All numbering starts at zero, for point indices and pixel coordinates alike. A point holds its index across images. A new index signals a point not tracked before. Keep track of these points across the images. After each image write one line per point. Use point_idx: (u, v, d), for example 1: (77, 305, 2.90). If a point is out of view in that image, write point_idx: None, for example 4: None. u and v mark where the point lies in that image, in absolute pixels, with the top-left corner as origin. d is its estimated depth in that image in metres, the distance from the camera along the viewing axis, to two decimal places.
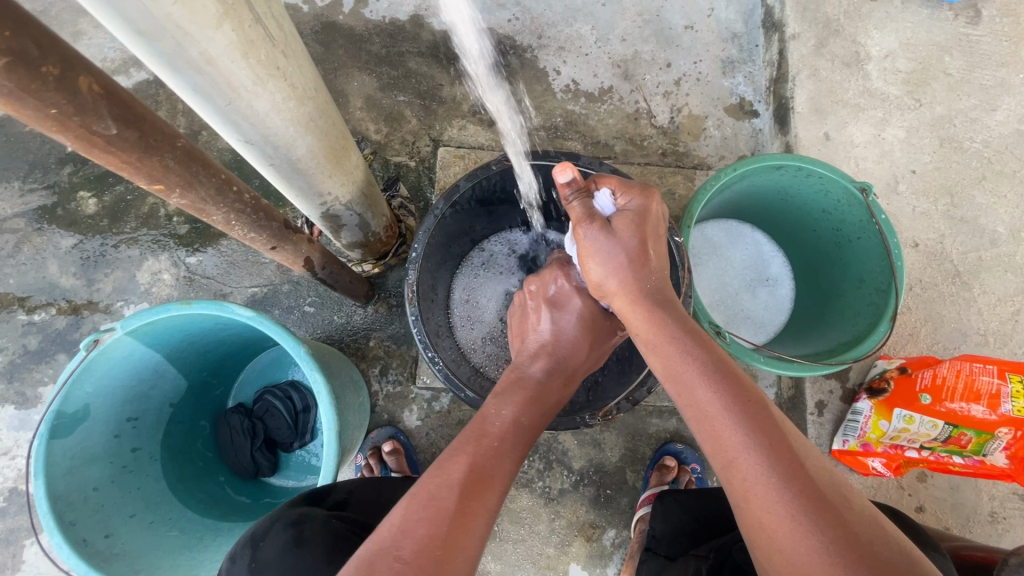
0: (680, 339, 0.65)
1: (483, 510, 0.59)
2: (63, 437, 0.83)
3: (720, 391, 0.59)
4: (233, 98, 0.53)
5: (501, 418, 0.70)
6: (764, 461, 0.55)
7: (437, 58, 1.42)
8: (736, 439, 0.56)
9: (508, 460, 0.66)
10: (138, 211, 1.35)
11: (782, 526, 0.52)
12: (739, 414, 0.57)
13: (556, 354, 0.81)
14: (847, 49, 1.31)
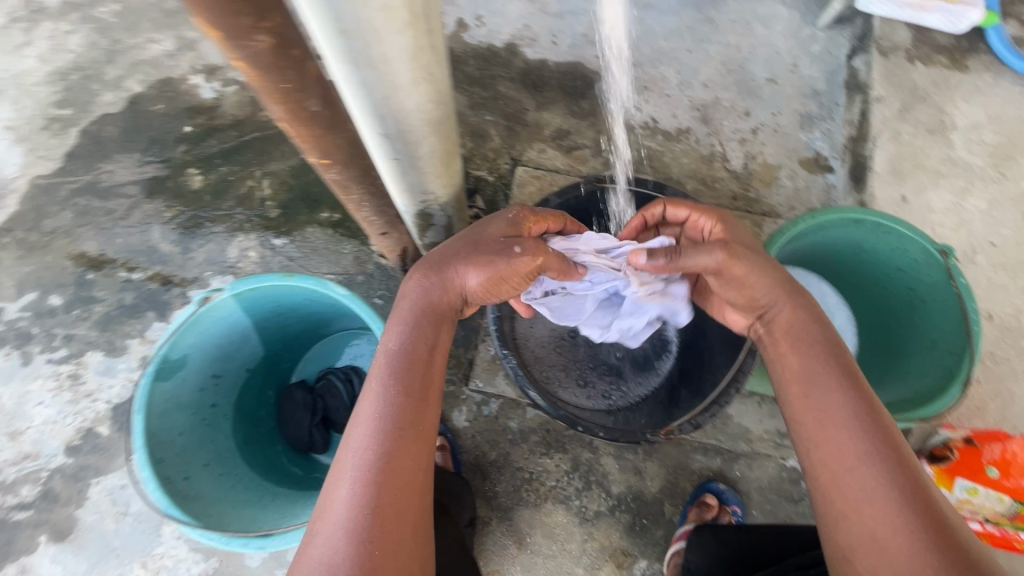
0: (824, 356, 0.72)
1: (376, 451, 0.63)
2: (164, 381, 0.91)
3: (849, 407, 0.66)
4: (393, 96, 0.60)
5: (379, 353, 0.72)
6: (889, 480, 0.61)
7: (525, 84, 1.51)
8: (863, 457, 0.63)
9: (395, 399, 0.67)
10: (237, 191, 1.46)
11: (892, 533, 0.57)
12: (867, 431, 0.64)
13: (440, 278, 0.76)
14: (932, 117, 1.33)
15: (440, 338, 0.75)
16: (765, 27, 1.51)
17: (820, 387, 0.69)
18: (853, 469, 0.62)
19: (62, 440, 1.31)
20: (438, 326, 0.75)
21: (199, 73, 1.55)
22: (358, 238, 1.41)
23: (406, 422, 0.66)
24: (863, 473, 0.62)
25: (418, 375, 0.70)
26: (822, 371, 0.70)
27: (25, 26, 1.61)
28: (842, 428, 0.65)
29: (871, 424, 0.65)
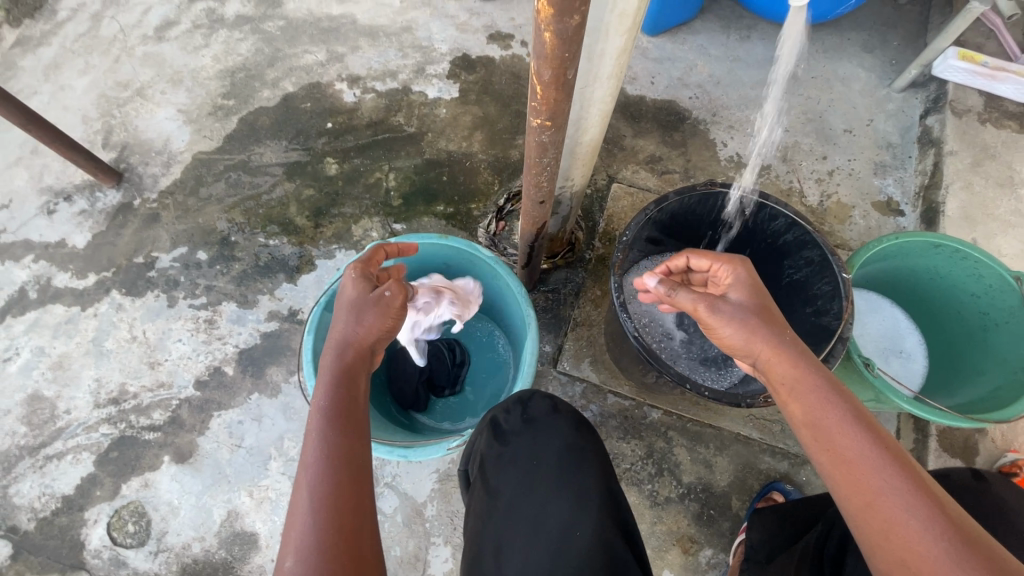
0: (822, 390, 0.74)
1: (325, 488, 0.66)
2: (329, 312, 1.09)
3: (863, 443, 0.67)
4: (591, 84, 0.77)
5: (312, 411, 0.73)
6: (921, 510, 0.61)
7: (624, 114, 1.71)
8: (895, 495, 0.63)
9: (335, 441, 0.70)
10: (365, 180, 1.69)
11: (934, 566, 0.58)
12: (885, 466, 0.65)
13: (337, 340, 0.82)
14: (1002, 173, 1.46)
15: (360, 389, 0.78)
16: (844, 85, 1.69)
17: (834, 422, 0.70)
18: (889, 508, 0.63)
19: (193, 374, 1.49)
20: (356, 381, 0.79)
21: (344, 81, 1.83)
22: (466, 229, 1.60)
23: (344, 460, 0.69)
24: (898, 508, 0.62)
25: (352, 417, 0.74)
26: (832, 408, 0.71)
27: (206, 32, 1.94)
28: (862, 464, 0.66)
29: (893, 456, 0.66)
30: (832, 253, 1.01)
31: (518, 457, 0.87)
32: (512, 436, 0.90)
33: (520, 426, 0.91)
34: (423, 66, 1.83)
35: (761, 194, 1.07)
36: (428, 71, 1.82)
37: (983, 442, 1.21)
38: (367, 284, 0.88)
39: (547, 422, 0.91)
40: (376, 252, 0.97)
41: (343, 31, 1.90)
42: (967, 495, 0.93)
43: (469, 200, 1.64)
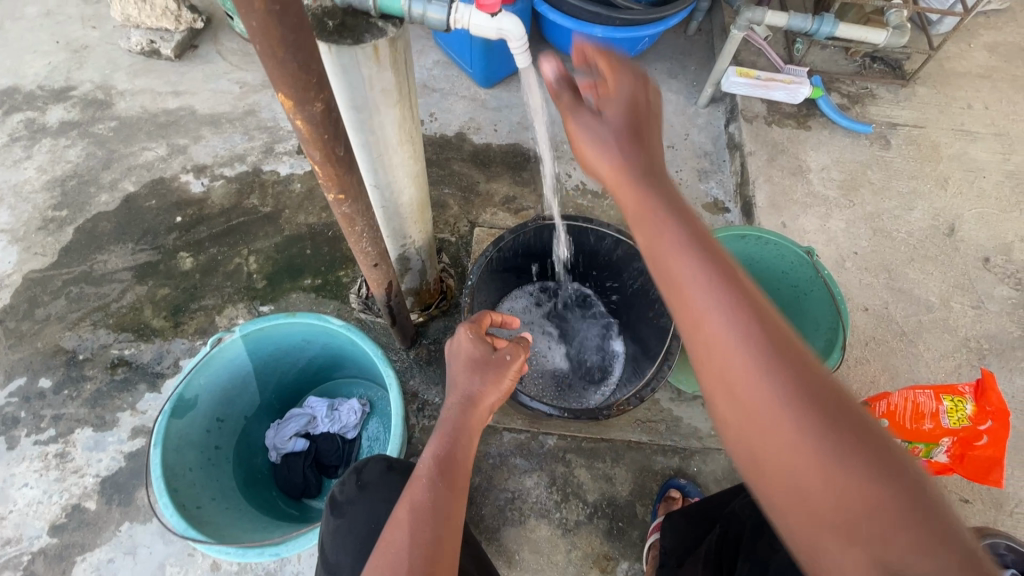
0: (671, 219, 0.63)
1: (427, 536, 0.68)
2: (177, 418, 1.03)
3: (719, 295, 0.57)
4: (383, 153, 0.83)
5: (425, 458, 0.76)
6: (774, 373, 0.52)
7: (475, 162, 1.82)
8: (731, 331, 0.55)
9: (445, 493, 0.72)
10: (225, 268, 1.64)
11: (785, 428, 0.51)
12: (741, 321, 0.55)
13: (460, 394, 0.84)
14: (792, 164, 1.71)
15: (470, 450, 0.80)
16: None
17: (677, 257, 0.60)
18: (726, 356, 0.55)
19: (46, 520, 1.31)
20: (471, 438, 0.81)
21: (189, 172, 1.78)
22: (339, 298, 1.59)
23: (447, 514, 0.71)
24: (739, 352, 0.54)
25: (459, 476, 0.76)
26: (684, 246, 0.61)
27: (26, 143, 1.82)
28: (722, 316, 0.56)
29: (739, 294, 0.56)
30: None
31: (355, 523, 0.87)
32: (347, 505, 0.89)
33: (355, 493, 0.90)
34: (271, 145, 1.83)
35: (584, 220, 1.17)
36: (277, 149, 1.83)
37: None
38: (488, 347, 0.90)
39: (381, 486, 0.90)
40: (492, 315, 0.97)
41: (181, 123, 1.87)
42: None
43: (337, 268, 1.64)
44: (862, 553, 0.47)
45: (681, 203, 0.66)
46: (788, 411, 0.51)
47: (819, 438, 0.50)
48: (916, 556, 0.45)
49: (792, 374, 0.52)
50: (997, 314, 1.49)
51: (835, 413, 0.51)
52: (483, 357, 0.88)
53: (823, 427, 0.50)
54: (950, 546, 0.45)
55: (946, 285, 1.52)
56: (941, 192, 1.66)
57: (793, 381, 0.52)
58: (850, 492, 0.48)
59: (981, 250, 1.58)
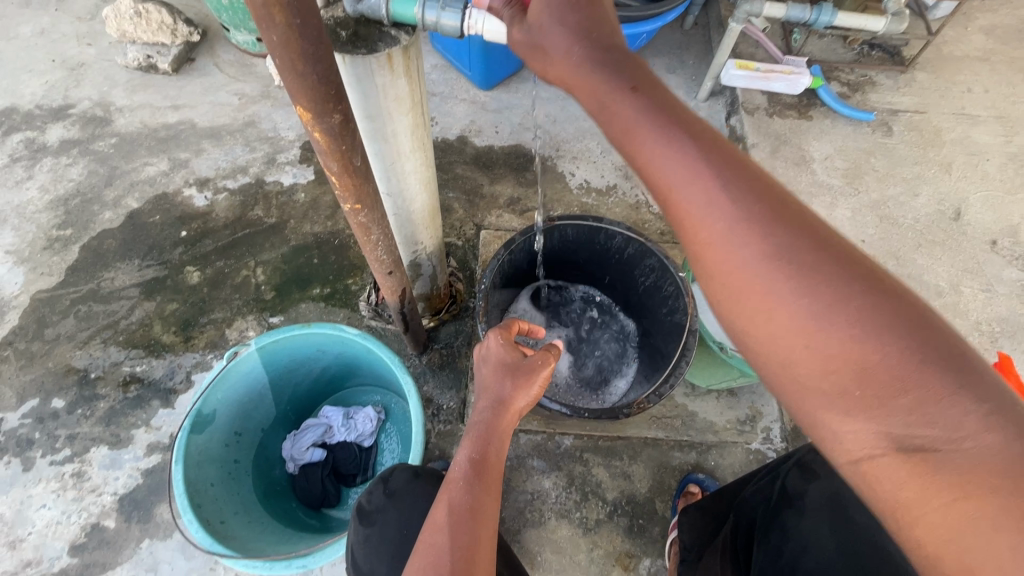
0: (625, 93, 0.58)
1: (465, 538, 0.67)
2: (197, 433, 1.02)
3: (692, 170, 0.55)
4: (396, 160, 0.83)
5: (459, 460, 0.76)
6: (748, 238, 0.52)
7: (478, 165, 1.83)
8: (701, 204, 0.54)
9: (481, 494, 0.72)
10: (233, 281, 1.64)
11: (766, 290, 0.51)
12: (713, 191, 0.54)
13: (491, 397, 0.82)
14: (795, 154, 1.72)
15: (502, 451, 0.79)
16: None
17: (650, 147, 0.56)
18: (708, 235, 0.54)
19: (66, 540, 1.31)
20: (502, 440, 0.80)
21: (192, 186, 1.78)
22: (348, 305, 1.59)
23: (483, 515, 0.70)
24: (729, 233, 0.53)
25: (493, 479, 0.75)
26: (646, 122, 0.57)
27: (27, 163, 1.82)
28: (696, 192, 0.54)
29: (706, 161, 0.55)
30: (665, 257, 1.13)
31: (386, 531, 0.87)
32: (376, 514, 0.89)
33: (383, 502, 0.89)
34: (274, 156, 1.83)
35: (595, 219, 1.17)
36: (279, 159, 1.82)
37: None
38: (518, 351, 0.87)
39: (409, 494, 0.90)
40: (519, 322, 0.95)
41: (181, 137, 1.87)
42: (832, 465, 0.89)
43: (345, 276, 1.64)
44: (877, 417, 0.46)
45: (640, 79, 0.59)
46: (783, 282, 0.50)
47: (820, 304, 0.49)
48: (931, 408, 0.44)
49: (785, 243, 0.51)
50: (1007, 296, 1.49)
51: (834, 274, 0.49)
52: (513, 359, 0.85)
53: (822, 293, 0.49)
54: (968, 391, 0.43)
55: (955, 270, 1.52)
56: (946, 177, 1.67)
57: (788, 254, 0.51)
58: (853, 352, 0.47)
59: (988, 233, 1.58)
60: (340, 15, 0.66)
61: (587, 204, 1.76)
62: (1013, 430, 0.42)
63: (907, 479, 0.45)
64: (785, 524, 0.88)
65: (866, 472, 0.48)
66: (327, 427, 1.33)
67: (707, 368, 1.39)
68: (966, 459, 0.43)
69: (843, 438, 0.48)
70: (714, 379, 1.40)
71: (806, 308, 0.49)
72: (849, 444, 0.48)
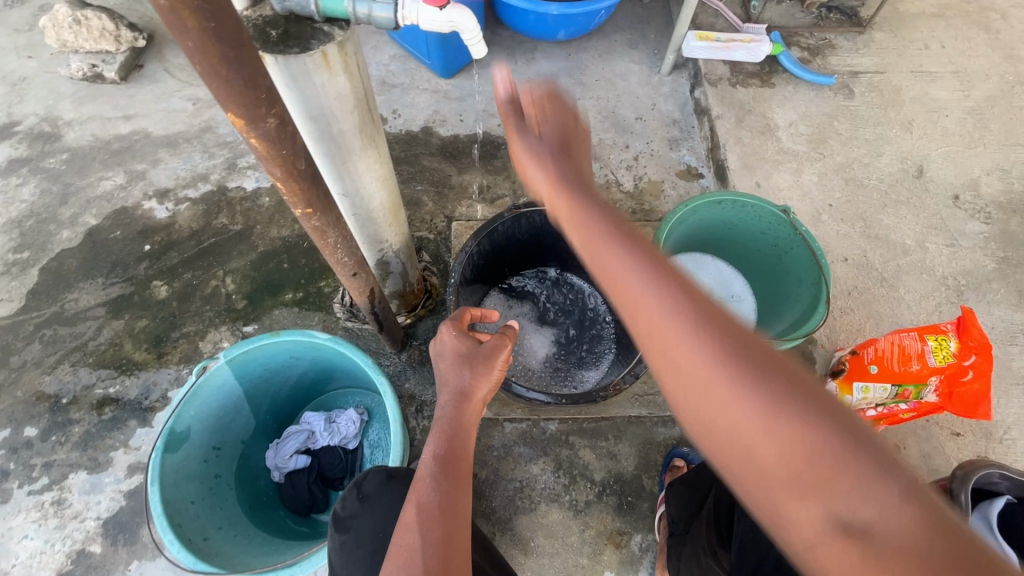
0: (587, 215, 0.69)
1: (437, 536, 0.70)
2: (171, 452, 1.01)
3: (634, 273, 0.60)
4: (347, 160, 0.81)
5: (426, 457, 0.79)
6: (688, 333, 0.54)
7: (445, 156, 1.80)
8: (648, 300, 0.57)
9: (449, 489, 0.75)
10: (203, 292, 1.60)
11: (706, 382, 0.52)
12: (654, 290, 0.57)
13: (453, 391, 0.87)
14: (760, 123, 1.72)
15: (468, 443, 0.84)
16: (624, 81, 1.91)
17: (606, 255, 0.64)
18: (655, 327, 0.56)
19: (52, 569, 1.29)
20: (466, 432, 0.84)
21: (152, 198, 1.73)
22: (323, 308, 1.57)
23: (453, 509, 0.74)
24: (668, 329, 0.55)
25: (460, 472, 0.79)
26: (600, 236, 0.66)
27: None
28: (639, 293, 0.58)
29: (646, 267, 0.60)
30: None
31: (361, 536, 0.86)
32: (350, 520, 0.88)
33: (357, 507, 0.89)
34: (234, 160, 1.78)
35: None
36: (240, 164, 1.78)
37: (817, 350, 1.41)
38: (474, 342, 0.93)
39: (382, 498, 0.89)
40: (471, 311, 1.01)
41: (135, 147, 1.81)
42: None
43: (317, 279, 1.61)
44: (814, 502, 0.47)
45: (597, 203, 0.71)
46: (720, 377, 0.51)
47: (765, 400, 0.49)
48: (858, 493, 0.45)
49: (718, 337, 0.53)
50: (971, 249, 1.52)
51: (763, 370, 0.51)
52: (471, 350, 0.91)
53: (769, 387, 0.49)
54: (886, 477, 0.45)
55: (920, 227, 1.55)
56: (907, 135, 1.68)
57: (722, 347, 0.52)
58: (798, 446, 0.47)
59: (950, 189, 1.60)
60: (267, 13, 0.64)
61: None
62: (925, 515, 0.43)
63: (847, 565, 0.45)
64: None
65: (820, 557, 0.47)
66: (309, 432, 1.31)
67: None
68: (894, 544, 0.43)
69: (795, 522, 0.48)
70: None
71: (754, 405, 0.49)
72: (798, 528, 0.48)
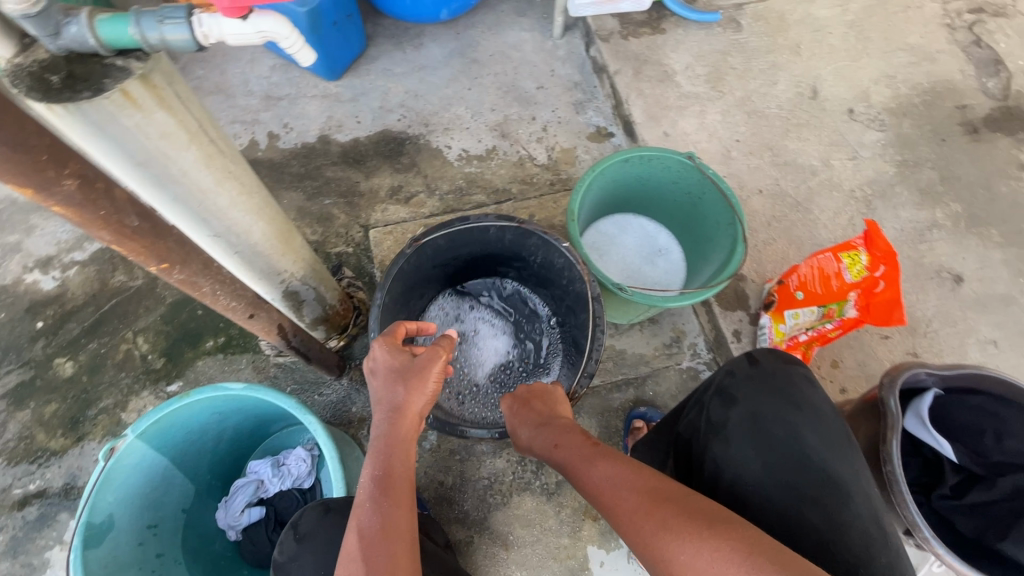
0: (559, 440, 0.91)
1: (383, 560, 0.66)
2: (95, 547, 0.93)
3: (599, 474, 0.79)
4: (203, 199, 0.73)
5: (365, 482, 0.74)
6: (635, 502, 0.71)
7: (348, 162, 1.71)
8: (608, 489, 0.76)
9: (392, 511, 0.70)
10: (114, 359, 1.47)
11: (651, 533, 0.67)
12: (614, 481, 0.77)
13: (386, 407, 0.81)
14: (657, 71, 1.71)
15: (410, 461, 0.79)
16: (518, 52, 1.85)
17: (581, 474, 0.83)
18: (617, 507, 0.73)
19: None
20: (406, 449, 0.79)
21: (33, 269, 1.56)
22: (250, 349, 1.48)
23: (395, 531, 0.69)
24: (625, 505, 0.72)
25: (405, 492, 0.74)
26: (576, 455, 0.86)
27: None
28: (605, 487, 0.77)
29: (606, 468, 0.79)
30: (545, 233, 1.09)
31: None
32: (290, 562, 0.84)
33: (295, 549, 0.84)
34: None
35: (460, 220, 1.10)
36: None
37: (748, 286, 1.44)
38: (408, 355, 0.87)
39: (319, 535, 0.84)
40: (407, 324, 0.93)
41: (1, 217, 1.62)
42: (748, 385, 0.83)
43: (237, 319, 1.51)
44: None
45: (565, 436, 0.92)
46: (657, 529, 0.66)
47: (697, 541, 0.62)
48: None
49: (652, 497, 0.70)
50: (872, 159, 1.57)
51: (682, 510, 0.67)
52: (404, 364, 0.84)
53: (685, 525, 0.64)
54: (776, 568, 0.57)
55: (824, 146, 1.59)
56: (797, 58, 1.71)
57: (657, 502, 0.69)
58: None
59: (844, 104, 1.64)
60: (44, 57, 0.55)
61: (471, 174, 1.69)
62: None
63: None
64: (716, 454, 0.79)
65: None
66: (259, 481, 1.23)
67: (620, 308, 1.36)
68: None
69: None
70: (631, 314, 1.38)
71: (692, 546, 0.62)
72: None
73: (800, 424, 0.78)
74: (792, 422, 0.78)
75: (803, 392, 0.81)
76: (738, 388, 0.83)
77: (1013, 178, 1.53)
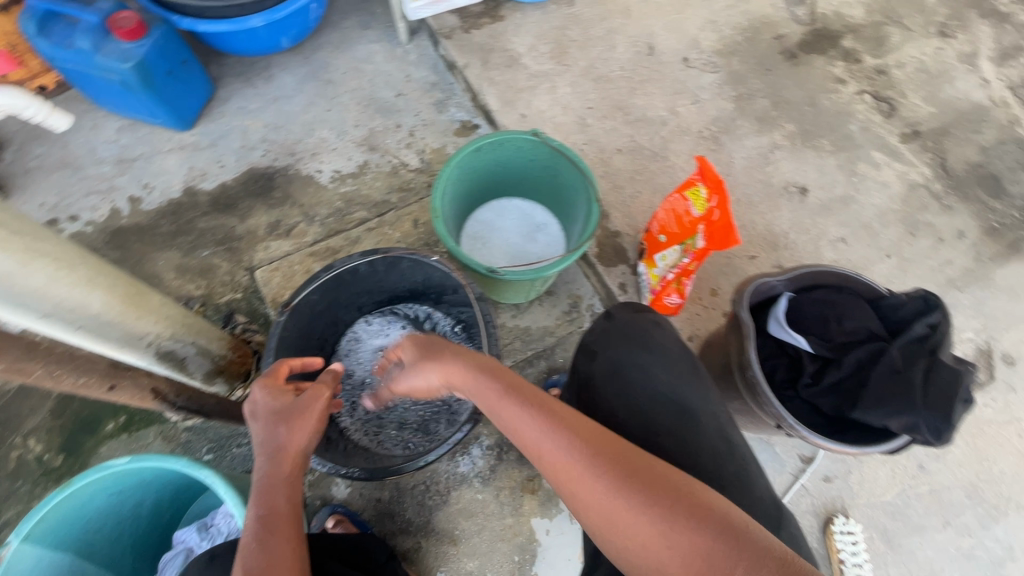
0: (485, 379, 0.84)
1: None
2: None
3: (545, 424, 0.77)
4: (7, 282, 0.71)
5: (248, 524, 0.76)
6: (591, 465, 0.73)
7: (219, 209, 1.67)
8: (558, 443, 0.76)
9: (278, 548, 0.73)
10: (6, 470, 1.38)
11: (604, 494, 0.72)
12: (567, 435, 0.76)
13: (268, 450, 0.83)
14: (504, 57, 1.77)
15: (298, 496, 0.81)
16: (370, 64, 1.86)
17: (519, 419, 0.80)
18: (568, 462, 0.75)
19: None
20: (293, 485, 0.81)
21: None
22: (153, 420, 1.42)
23: (282, 562, 0.72)
24: (581, 462, 0.74)
25: (292, 527, 0.77)
26: (506, 397, 0.82)
27: None
28: (552, 440, 0.76)
29: (555, 420, 0.77)
30: (411, 253, 1.09)
31: None
32: None
33: None
34: None
35: (324, 268, 1.07)
36: None
37: (626, 240, 1.53)
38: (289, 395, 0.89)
39: None
40: (288, 362, 0.95)
41: None
42: (606, 339, 0.90)
43: None
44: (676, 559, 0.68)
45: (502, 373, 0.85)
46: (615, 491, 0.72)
47: (650, 503, 0.70)
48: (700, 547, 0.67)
49: (608, 462, 0.73)
50: (712, 99, 1.69)
51: (639, 476, 0.72)
52: (284, 406, 0.86)
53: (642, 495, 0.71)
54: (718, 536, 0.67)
55: (668, 97, 1.70)
56: (629, 20, 1.82)
57: (614, 467, 0.73)
58: (665, 525, 0.69)
59: (679, 54, 1.76)
60: None
61: (347, 193, 1.69)
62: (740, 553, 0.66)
63: None
64: (587, 409, 0.87)
65: None
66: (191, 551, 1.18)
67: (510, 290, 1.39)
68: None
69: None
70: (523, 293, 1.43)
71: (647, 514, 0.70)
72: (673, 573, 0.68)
73: (653, 364, 0.87)
74: (646, 363, 0.87)
75: (651, 333, 0.90)
76: (597, 343, 0.90)
77: (832, 91, 1.70)
